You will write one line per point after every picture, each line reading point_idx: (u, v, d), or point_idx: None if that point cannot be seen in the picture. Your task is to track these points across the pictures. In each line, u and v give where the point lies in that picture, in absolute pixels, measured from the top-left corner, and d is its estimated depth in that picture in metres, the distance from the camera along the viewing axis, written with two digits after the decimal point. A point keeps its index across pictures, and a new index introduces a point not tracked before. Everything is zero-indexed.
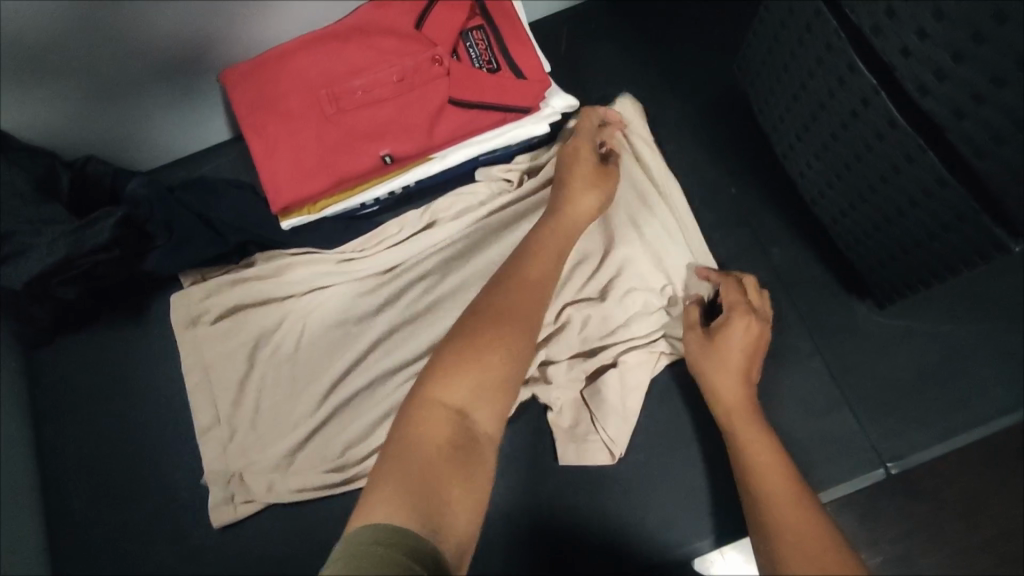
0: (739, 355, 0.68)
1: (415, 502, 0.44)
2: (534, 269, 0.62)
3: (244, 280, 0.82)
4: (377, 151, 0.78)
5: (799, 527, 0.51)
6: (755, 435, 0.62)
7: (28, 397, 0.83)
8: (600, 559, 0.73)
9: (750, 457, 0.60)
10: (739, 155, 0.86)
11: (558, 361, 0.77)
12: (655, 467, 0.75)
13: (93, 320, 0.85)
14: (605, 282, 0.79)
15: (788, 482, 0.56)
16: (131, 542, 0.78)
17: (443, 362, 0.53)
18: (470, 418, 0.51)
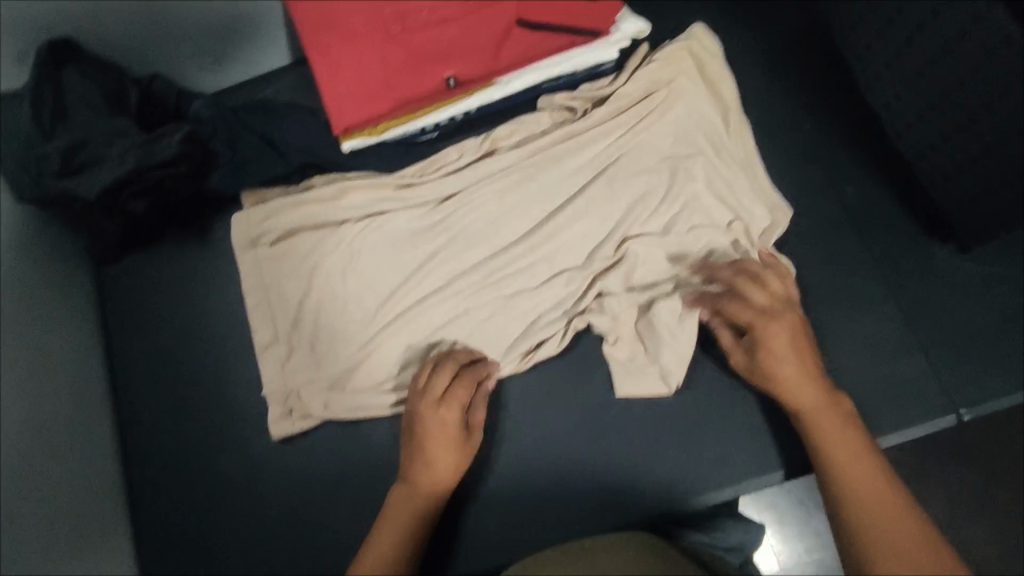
0: (793, 357, 0.64)
1: None
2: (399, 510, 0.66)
3: (300, 201, 0.81)
4: (442, 73, 0.78)
5: (896, 547, 0.54)
6: (830, 428, 0.62)
7: (98, 310, 0.86)
8: (653, 492, 0.73)
9: (829, 456, 0.60)
10: (817, 90, 0.81)
11: (616, 293, 0.77)
12: (713, 403, 0.75)
13: (158, 239, 0.87)
14: (666, 216, 0.77)
15: (875, 485, 0.58)
16: (194, 451, 0.81)
17: None
18: None
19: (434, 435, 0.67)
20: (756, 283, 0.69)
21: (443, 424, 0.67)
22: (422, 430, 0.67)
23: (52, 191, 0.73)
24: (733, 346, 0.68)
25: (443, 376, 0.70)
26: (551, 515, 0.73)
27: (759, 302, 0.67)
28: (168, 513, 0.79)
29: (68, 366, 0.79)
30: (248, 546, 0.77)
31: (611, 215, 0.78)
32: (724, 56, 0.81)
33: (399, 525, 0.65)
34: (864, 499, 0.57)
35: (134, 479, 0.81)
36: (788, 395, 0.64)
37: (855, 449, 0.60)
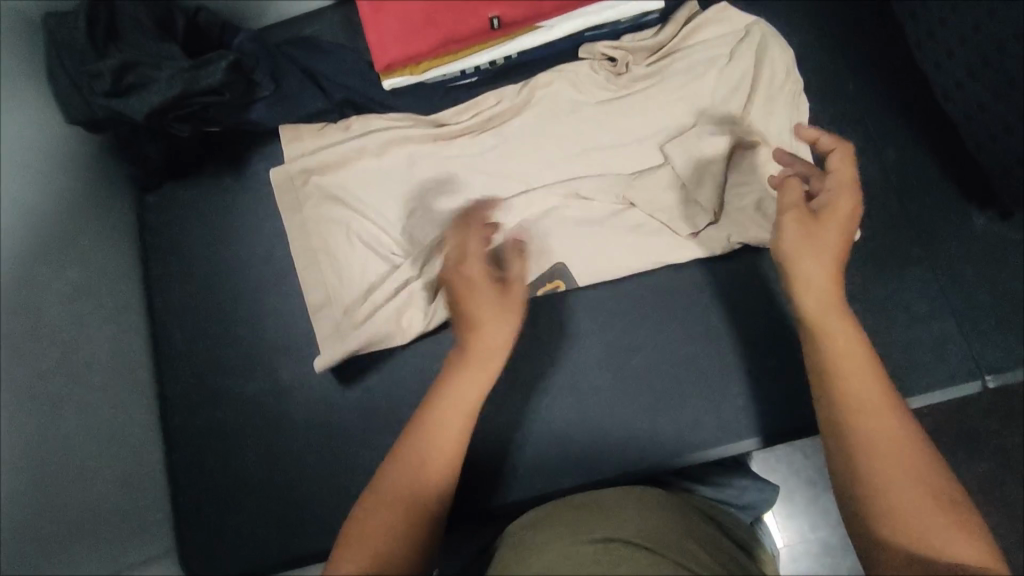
0: (838, 238, 0.60)
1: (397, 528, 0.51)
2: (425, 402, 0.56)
3: (339, 141, 0.83)
4: (486, 13, 0.77)
5: (908, 473, 0.50)
6: (843, 336, 0.56)
7: (137, 235, 0.89)
8: (652, 445, 0.74)
9: (838, 372, 0.55)
10: (862, 51, 0.80)
11: (673, 316, 0.77)
12: (719, 361, 0.76)
13: (197, 170, 0.89)
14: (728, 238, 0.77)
15: (887, 407, 0.53)
16: (223, 374, 0.83)
17: (350, 537, 0.50)
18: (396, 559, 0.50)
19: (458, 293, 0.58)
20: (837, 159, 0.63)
21: (471, 275, 0.58)
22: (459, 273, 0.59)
23: (100, 110, 0.75)
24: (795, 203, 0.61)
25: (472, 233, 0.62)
26: (567, 457, 0.75)
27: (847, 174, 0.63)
28: (196, 433, 0.82)
29: (106, 285, 0.81)
30: (271, 470, 0.80)
31: (667, 220, 0.78)
32: (794, 60, 0.79)
33: (450, 408, 0.55)
34: (876, 424, 0.52)
35: (165, 400, 0.84)
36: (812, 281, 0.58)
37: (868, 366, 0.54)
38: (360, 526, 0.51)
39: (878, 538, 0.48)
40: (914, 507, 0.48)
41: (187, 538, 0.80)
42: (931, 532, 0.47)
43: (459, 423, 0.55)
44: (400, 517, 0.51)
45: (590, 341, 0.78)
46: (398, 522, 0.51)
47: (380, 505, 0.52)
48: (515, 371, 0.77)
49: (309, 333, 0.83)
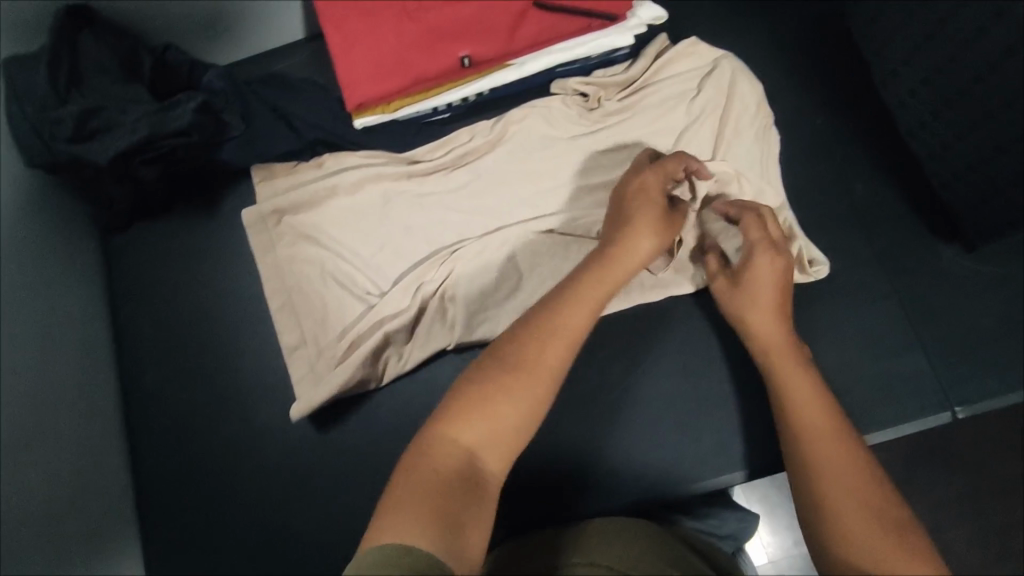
0: (769, 292, 0.66)
1: (484, 429, 0.51)
2: (561, 311, 0.57)
3: (313, 180, 0.83)
4: (457, 52, 0.78)
5: (854, 494, 0.52)
6: (792, 375, 0.61)
7: (103, 278, 0.87)
8: (635, 480, 0.74)
9: (789, 407, 0.59)
10: (828, 84, 0.81)
11: (651, 347, 0.78)
12: (698, 394, 0.76)
13: (165, 209, 0.87)
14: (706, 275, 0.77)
15: (836, 436, 0.56)
16: (195, 420, 0.81)
17: (448, 413, 0.51)
18: (481, 456, 0.50)
19: (639, 199, 0.67)
20: (756, 218, 0.69)
21: (650, 195, 0.68)
22: (631, 196, 0.68)
23: (62, 155, 0.74)
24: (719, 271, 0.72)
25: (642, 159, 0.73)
26: (547, 495, 0.74)
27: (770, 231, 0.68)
28: (169, 482, 0.80)
29: (73, 333, 0.79)
30: (247, 517, 0.78)
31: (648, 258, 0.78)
32: (763, 94, 0.80)
33: (588, 301, 0.58)
34: (824, 450, 0.55)
35: (136, 448, 0.81)
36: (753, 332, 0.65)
37: (816, 400, 0.58)
38: (455, 411, 0.51)
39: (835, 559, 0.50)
40: (861, 528, 0.50)
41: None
42: (875, 551, 0.49)
43: (588, 316, 0.58)
44: (526, 381, 0.53)
45: (573, 382, 0.77)
46: (525, 384, 0.53)
47: (512, 359, 0.54)
48: None
49: (282, 375, 0.81)
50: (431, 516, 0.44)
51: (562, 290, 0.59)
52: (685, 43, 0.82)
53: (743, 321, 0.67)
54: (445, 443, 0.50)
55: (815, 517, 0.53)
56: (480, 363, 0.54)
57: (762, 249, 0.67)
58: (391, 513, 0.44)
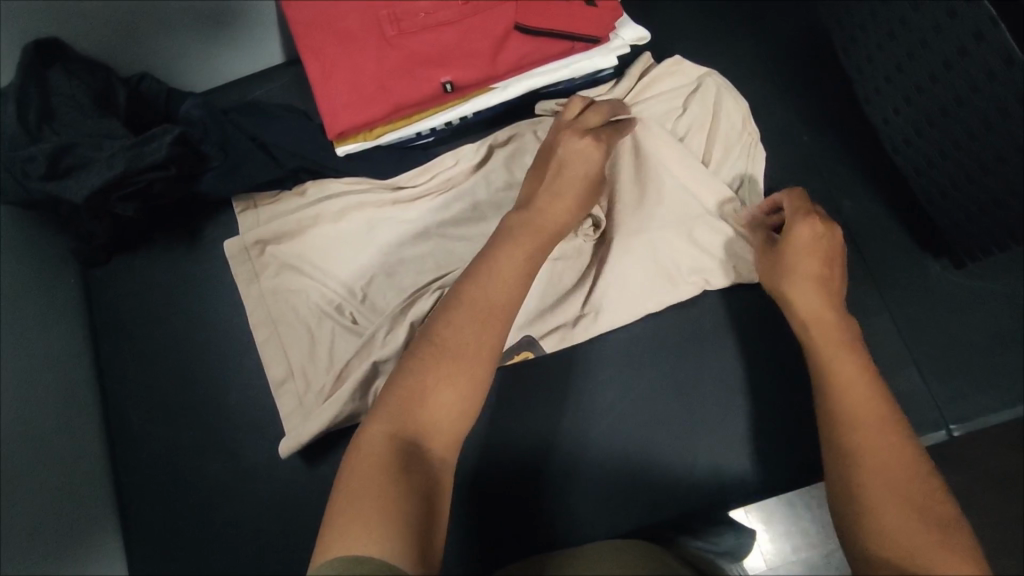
0: (810, 264, 0.64)
1: (415, 419, 0.50)
2: (483, 288, 0.57)
3: (297, 208, 0.82)
4: (439, 78, 0.77)
5: (892, 484, 0.50)
6: (836, 356, 0.59)
7: (86, 312, 0.84)
8: (642, 505, 0.73)
9: (832, 390, 0.57)
10: (813, 101, 0.82)
11: (648, 365, 0.77)
12: (703, 412, 0.75)
13: (147, 241, 0.85)
14: (694, 294, 0.78)
15: (879, 416, 0.54)
16: (183, 456, 0.79)
17: (380, 409, 0.51)
18: (422, 445, 0.50)
19: (577, 164, 0.68)
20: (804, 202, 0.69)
21: (581, 153, 0.68)
22: (563, 153, 0.67)
23: (37, 193, 0.72)
24: (764, 245, 0.69)
25: (592, 112, 0.71)
26: (542, 525, 0.73)
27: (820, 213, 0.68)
28: (159, 522, 0.78)
29: (54, 372, 0.77)
30: (240, 556, 0.76)
31: (642, 281, 0.77)
32: (749, 111, 0.79)
33: (508, 272, 0.58)
34: (859, 433, 0.53)
35: (122, 488, 0.79)
36: (793, 303, 0.63)
37: (864, 382, 0.56)
38: (383, 407, 0.51)
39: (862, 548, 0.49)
40: (895, 515, 0.48)
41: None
42: (911, 538, 0.47)
43: (517, 286, 0.58)
44: (462, 360, 0.53)
45: (566, 406, 0.76)
46: (461, 367, 0.53)
47: (444, 344, 0.53)
48: (489, 439, 0.75)
49: (272, 407, 0.80)
50: (380, 518, 0.43)
51: (487, 263, 0.59)
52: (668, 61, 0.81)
53: (779, 292, 0.65)
54: (377, 440, 0.49)
55: (848, 502, 0.51)
56: (409, 352, 0.54)
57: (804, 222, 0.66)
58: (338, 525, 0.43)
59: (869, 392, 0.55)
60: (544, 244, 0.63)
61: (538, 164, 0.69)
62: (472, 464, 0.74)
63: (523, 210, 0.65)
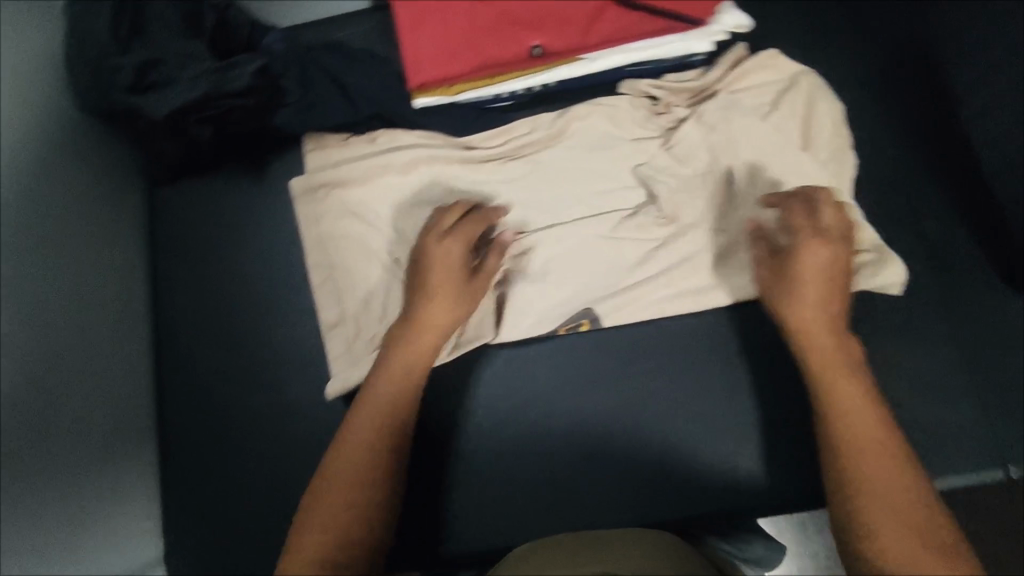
0: (816, 290, 0.65)
1: (337, 517, 0.60)
2: (380, 391, 0.67)
3: (368, 154, 0.81)
4: (528, 41, 0.76)
5: (889, 503, 0.56)
6: (841, 382, 0.62)
7: (147, 228, 0.86)
8: (674, 498, 0.73)
9: (838, 425, 0.61)
10: (906, 116, 0.79)
11: (701, 361, 0.75)
12: (748, 416, 0.74)
13: (214, 167, 0.85)
14: (769, 297, 0.74)
15: (880, 446, 0.59)
16: (225, 383, 0.81)
17: (305, 519, 0.60)
18: (354, 530, 0.60)
19: (446, 272, 0.70)
20: (803, 207, 0.69)
21: (445, 253, 0.71)
22: (432, 251, 0.71)
23: (121, 105, 0.72)
24: (763, 260, 0.70)
25: (450, 213, 0.73)
26: (574, 500, 0.74)
27: (823, 223, 0.67)
28: (195, 446, 0.80)
29: (113, 285, 0.78)
30: (274, 490, 0.78)
31: (705, 274, 0.76)
32: (843, 116, 0.77)
33: (407, 374, 0.68)
34: (864, 464, 0.58)
35: (163, 407, 0.81)
36: (795, 327, 0.65)
37: (868, 409, 0.61)
38: (301, 525, 0.60)
39: (858, 564, 0.55)
40: (894, 534, 0.54)
41: (179, 561, 0.78)
42: (909, 554, 0.53)
43: (406, 395, 0.67)
44: (343, 491, 0.61)
45: (613, 386, 0.76)
46: (359, 471, 0.62)
47: (330, 480, 0.62)
48: (535, 412, 0.76)
49: (318, 348, 0.81)
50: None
51: (379, 375, 0.68)
52: (766, 53, 0.79)
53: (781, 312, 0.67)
54: (304, 547, 0.58)
55: (852, 522, 0.56)
56: (329, 464, 0.63)
57: (810, 243, 0.66)
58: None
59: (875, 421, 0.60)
60: (435, 341, 0.70)
61: (410, 277, 0.72)
62: (512, 432, 0.76)
63: (408, 312, 0.71)
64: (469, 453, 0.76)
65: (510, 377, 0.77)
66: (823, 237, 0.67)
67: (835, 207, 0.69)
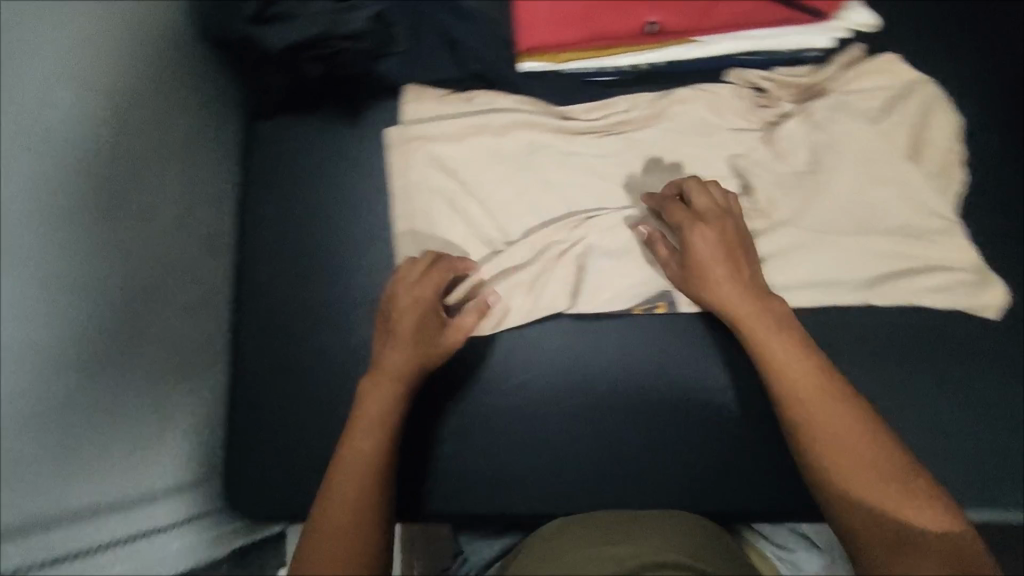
0: (722, 264, 0.68)
1: (351, 519, 0.58)
2: (363, 415, 0.64)
3: (466, 112, 0.82)
4: (644, 17, 0.80)
5: (859, 456, 0.55)
6: (773, 343, 0.63)
7: (240, 159, 0.88)
8: (724, 490, 0.74)
9: (786, 401, 0.59)
10: (1008, 146, 0.78)
11: None
12: None
13: (313, 106, 0.87)
14: (856, 304, 0.73)
15: (830, 401, 0.58)
16: (298, 317, 0.83)
17: (312, 540, 0.57)
18: (370, 534, 0.58)
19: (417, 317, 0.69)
20: (678, 203, 0.73)
21: (416, 295, 0.70)
22: (401, 295, 0.70)
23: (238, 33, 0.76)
24: (671, 257, 0.73)
25: (411, 266, 0.72)
26: (625, 478, 0.75)
27: (695, 206, 0.72)
28: (260, 374, 0.82)
29: (207, 209, 0.82)
30: (333, 428, 0.80)
31: (793, 275, 0.74)
32: (956, 132, 0.77)
33: (387, 394, 0.66)
34: (820, 429, 0.57)
35: (237, 333, 0.83)
36: (725, 307, 0.67)
37: (806, 366, 0.61)
38: (307, 548, 0.57)
39: (848, 528, 0.53)
40: (870, 488, 0.53)
41: (236, 484, 0.80)
42: (888, 501, 0.53)
43: (383, 412, 0.65)
44: (374, 420, 0.64)
45: (677, 369, 0.77)
46: (355, 486, 0.60)
47: (365, 410, 0.65)
48: (597, 386, 0.77)
49: None
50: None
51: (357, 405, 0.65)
52: (882, 57, 0.78)
53: (709, 298, 0.69)
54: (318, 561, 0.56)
55: (829, 491, 0.55)
56: (325, 487, 0.60)
57: (699, 228, 0.70)
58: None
59: (812, 374, 0.60)
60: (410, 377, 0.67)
61: (380, 325, 0.71)
62: (571, 403, 0.76)
63: (376, 352, 0.69)
64: (529, 419, 0.76)
65: (577, 350, 0.77)
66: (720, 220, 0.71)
67: (727, 195, 0.73)
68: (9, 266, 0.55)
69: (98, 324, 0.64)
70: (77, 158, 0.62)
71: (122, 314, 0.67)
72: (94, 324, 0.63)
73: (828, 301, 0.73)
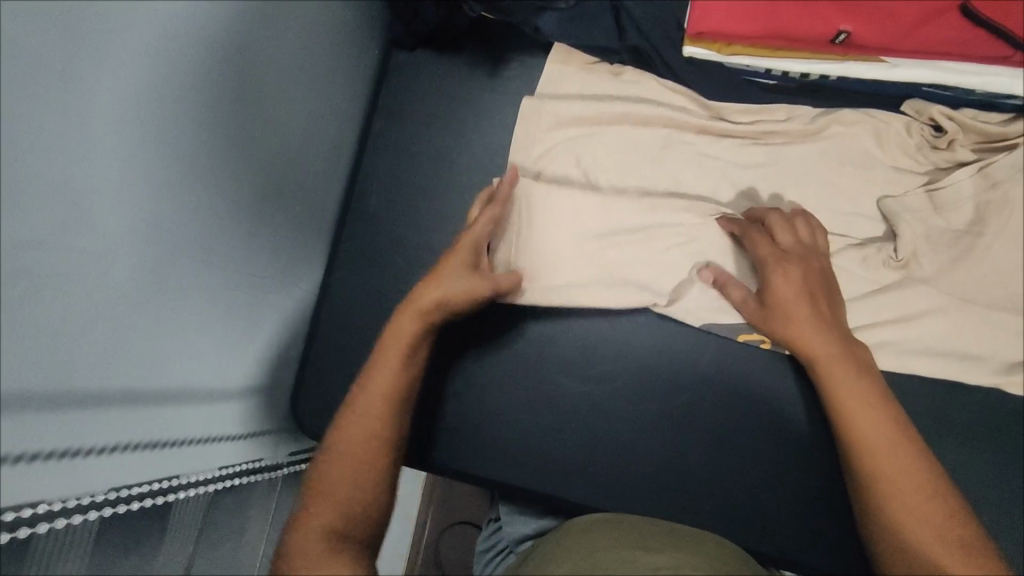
0: (802, 303, 0.64)
1: (361, 454, 0.54)
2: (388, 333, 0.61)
3: (612, 88, 0.78)
4: (838, 25, 0.73)
5: (928, 517, 0.54)
6: (844, 384, 0.61)
7: (374, 85, 0.87)
8: (786, 533, 0.72)
9: (856, 451, 0.58)
10: None
11: None
12: None
13: (459, 48, 0.86)
14: (978, 383, 0.70)
15: (903, 457, 0.56)
16: (398, 255, 0.83)
17: (314, 476, 0.54)
18: (377, 473, 0.54)
19: (454, 255, 0.66)
20: (763, 234, 0.68)
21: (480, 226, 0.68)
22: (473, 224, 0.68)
23: None
24: (743, 301, 0.68)
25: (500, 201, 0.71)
26: (686, 496, 0.73)
27: (780, 243, 0.67)
28: (350, 300, 0.83)
29: (336, 129, 0.81)
30: None
31: (921, 336, 0.69)
32: None
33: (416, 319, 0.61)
34: (888, 490, 0.56)
35: (336, 257, 0.85)
36: (803, 345, 0.63)
37: (877, 412, 0.59)
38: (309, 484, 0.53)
39: None
40: (932, 546, 0.52)
41: (309, 401, 0.82)
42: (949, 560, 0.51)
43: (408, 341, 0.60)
44: (403, 349, 0.60)
45: (769, 402, 0.74)
46: (366, 422, 0.56)
47: (389, 345, 0.60)
48: (681, 399, 0.74)
49: None
50: (361, 535, 0.51)
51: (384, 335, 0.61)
52: None
53: (783, 338, 0.65)
54: (317, 498, 0.52)
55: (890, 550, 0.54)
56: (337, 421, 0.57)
57: (783, 266, 0.65)
58: (295, 550, 0.48)
59: (887, 424, 0.58)
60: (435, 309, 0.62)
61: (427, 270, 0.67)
62: (648, 408, 0.74)
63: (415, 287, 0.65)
64: (604, 414, 0.74)
65: (666, 359, 0.75)
66: (803, 257, 0.67)
67: (812, 228, 0.69)
68: (196, 156, 0.54)
69: (232, 212, 0.62)
70: (248, 43, 0.59)
71: (254, 210, 0.66)
72: (235, 217, 0.62)
73: (947, 374, 0.69)
